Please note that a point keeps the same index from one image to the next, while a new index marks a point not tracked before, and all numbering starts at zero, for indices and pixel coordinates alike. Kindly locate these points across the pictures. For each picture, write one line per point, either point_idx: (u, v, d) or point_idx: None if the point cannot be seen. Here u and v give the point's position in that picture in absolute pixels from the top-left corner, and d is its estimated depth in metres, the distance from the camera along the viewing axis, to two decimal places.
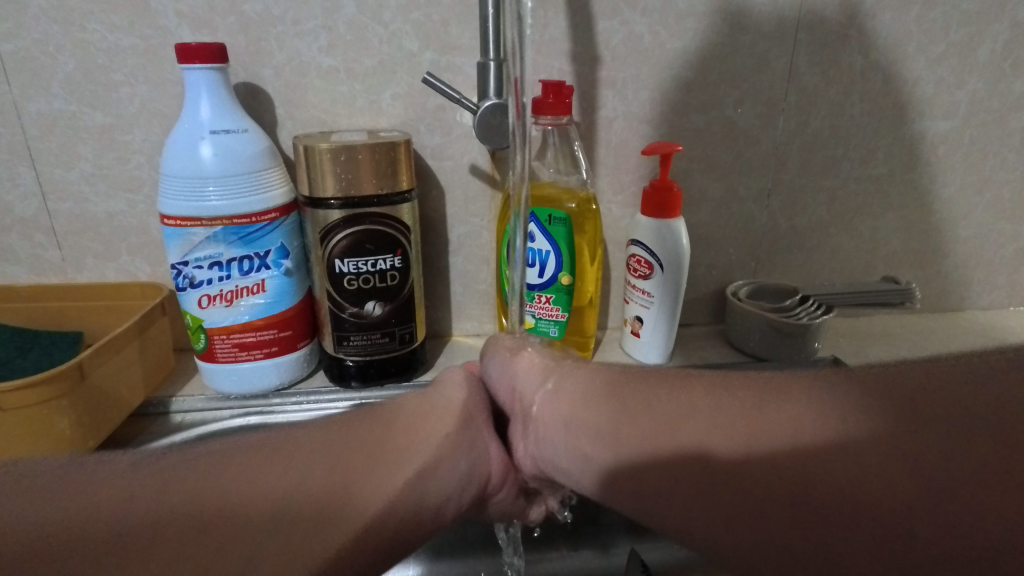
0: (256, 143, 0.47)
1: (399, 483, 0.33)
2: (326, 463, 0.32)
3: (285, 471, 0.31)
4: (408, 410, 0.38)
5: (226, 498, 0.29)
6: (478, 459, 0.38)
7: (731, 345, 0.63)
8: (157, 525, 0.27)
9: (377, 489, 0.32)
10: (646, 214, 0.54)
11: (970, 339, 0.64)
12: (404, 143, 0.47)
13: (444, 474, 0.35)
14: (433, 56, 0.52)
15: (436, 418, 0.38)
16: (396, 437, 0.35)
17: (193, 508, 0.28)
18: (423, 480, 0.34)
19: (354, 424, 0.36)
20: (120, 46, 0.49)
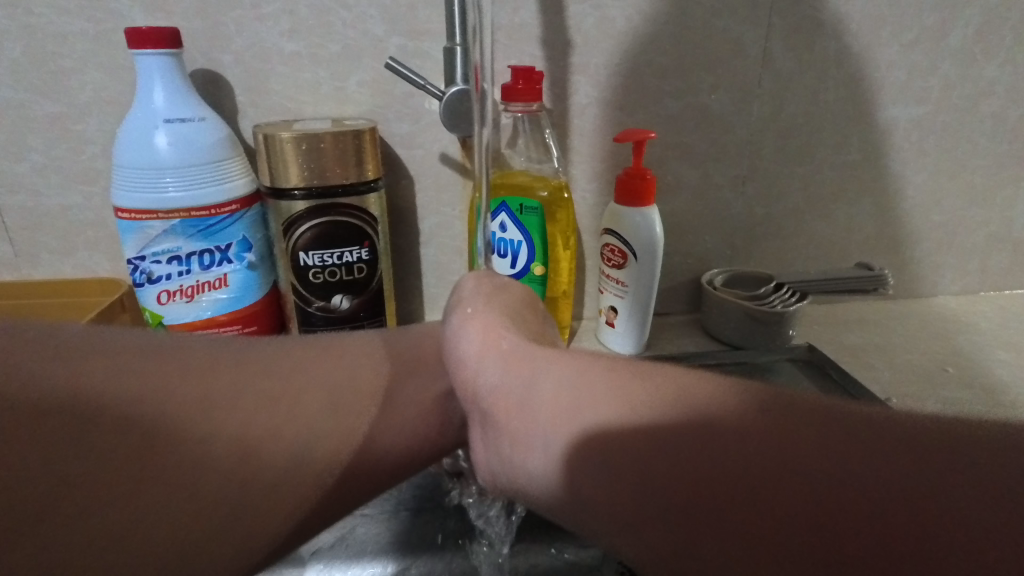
0: (215, 132, 0.45)
1: (425, 399, 0.40)
2: (370, 370, 0.39)
3: (339, 374, 0.38)
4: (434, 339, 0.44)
5: (291, 388, 0.35)
6: None
7: (707, 333, 0.62)
8: (238, 400, 0.33)
9: (410, 402, 0.39)
10: (619, 203, 0.53)
11: (942, 324, 0.65)
12: (369, 131, 0.46)
13: (461, 397, 0.42)
14: (400, 41, 0.51)
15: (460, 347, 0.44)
16: (429, 356, 0.41)
17: (266, 393, 0.34)
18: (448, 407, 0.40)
19: (392, 342, 0.42)
20: (69, 31, 0.47)
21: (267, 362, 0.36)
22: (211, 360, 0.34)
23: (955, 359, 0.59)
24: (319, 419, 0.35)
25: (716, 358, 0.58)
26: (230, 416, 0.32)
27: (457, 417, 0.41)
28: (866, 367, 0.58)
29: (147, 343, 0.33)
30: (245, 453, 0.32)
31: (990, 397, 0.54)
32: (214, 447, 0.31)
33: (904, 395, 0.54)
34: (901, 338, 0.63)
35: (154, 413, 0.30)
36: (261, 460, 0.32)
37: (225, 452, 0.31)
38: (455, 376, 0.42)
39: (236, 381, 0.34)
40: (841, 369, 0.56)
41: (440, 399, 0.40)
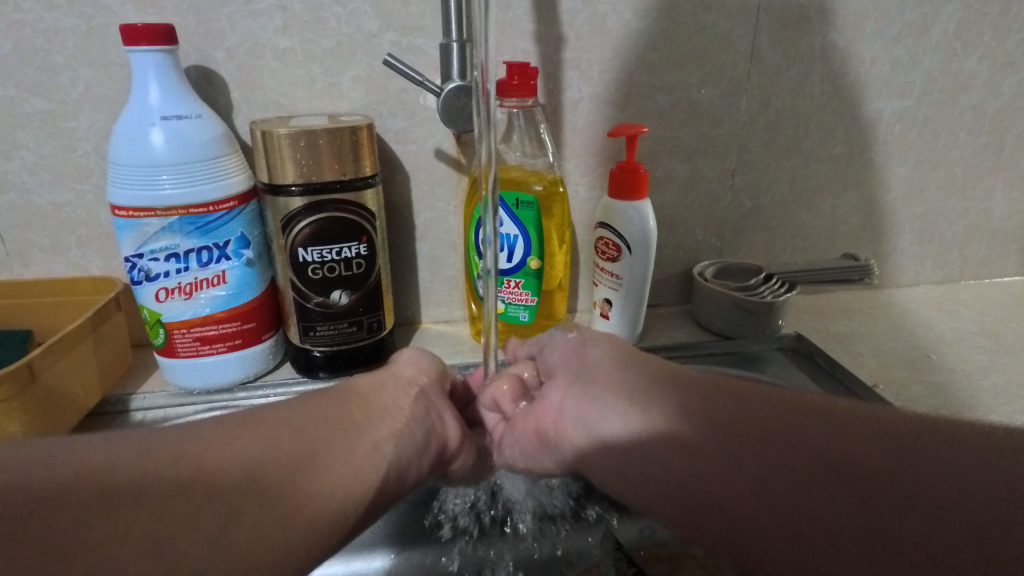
0: (212, 129, 0.45)
1: (357, 452, 0.36)
2: (293, 430, 0.34)
3: (257, 438, 0.33)
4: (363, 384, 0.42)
5: (213, 460, 0.30)
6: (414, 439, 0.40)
7: (697, 324, 0.64)
8: (146, 484, 0.27)
9: (343, 455, 0.35)
10: (612, 196, 0.54)
11: (925, 312, 0.67)
12: (365, 126, 0.46)
13: (399, 444, 0.39)
14: (394, 37, 0.51)
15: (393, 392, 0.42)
16: (354, 411, 0.38)
17: (183, 468, 0.29)
18: (383, 449, 0.38)
19: (311, 406, 0.37)
20: (59, 27, 0.46)
21: (179, 431, 0.31)
22: (116, 447, 0.29)
23: (937, 345, 0.61)
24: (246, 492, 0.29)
25: (708, 348, 0.59)
26: (142, 506, 0.26)
27: (394, 467, 0.38)
28: (852, 355, 0.59)
29: (29, 454, 0.27)
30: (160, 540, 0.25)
31: (971, 381, 0.55)
32: (112, 549, 0.24)
33: (890, 380, 0.55)
34: (886, 326, 0.64)
35: (54, 517, 0.24)
36: (182, 551, 0.26)
37: (139, 548, 0.25)
38: (387, 427, 0.39)
39: (149, 461, 0.28)
40: (829, 357, 0.58)
41: (371, 450, 0.37)
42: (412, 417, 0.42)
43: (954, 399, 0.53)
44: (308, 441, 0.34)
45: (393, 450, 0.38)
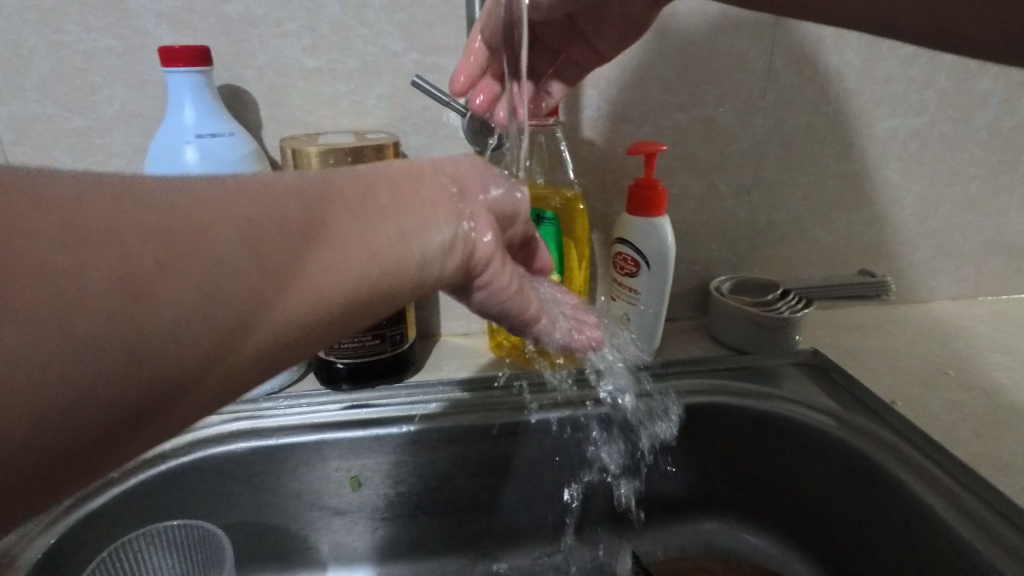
0: (243, 147, 0.46)
1: (379, 241, 0.27)
2: (276, 208, 0.24)
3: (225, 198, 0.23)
4: (396, 170, 0.30)
5: (167, 218, 0.21)
6: (442, 242, 0.29)
7: (713, 338, 0.64)
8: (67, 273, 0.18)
9: (357, 236, 0.26)
10: (630, 213, 0.55)
11: (938, 328, 0.67)
12: (391, 145, 0.47)
13: (426, 242, 0.28)
14: (418, 57, 0.52)
15: (422, 185, 0.30)
16: (380, 193, 0.28)
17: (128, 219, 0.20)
18: (405, 242, 0.27)
19: (323, 177, 0.27)
20: (97, 47, 0.48)
21: (41, 212, 0.19)
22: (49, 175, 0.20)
23: (954, 361, 0.61)
24: (221, 294, 0.21)
25: (723, 364, 0.60)
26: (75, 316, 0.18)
27: (414, 265, 0.28)
28: (868, 370, 0.59)
29: None
30: (71, 328, 0.18)
31: (990, 399, 0.55)
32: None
33: (907, 396, 0.56)
34: (902, 341, 0.64)
35: None
36: None
37: (48, 345, 0.18)
38: (414, 217, 0.28)
39: None
40: (846, 374, 0.57)
41: (394, 241, 0.27)
42: (441, 215, 0.29)
43: (974, 417, 0.52)
44: None
45: (417, 248, 0.28)
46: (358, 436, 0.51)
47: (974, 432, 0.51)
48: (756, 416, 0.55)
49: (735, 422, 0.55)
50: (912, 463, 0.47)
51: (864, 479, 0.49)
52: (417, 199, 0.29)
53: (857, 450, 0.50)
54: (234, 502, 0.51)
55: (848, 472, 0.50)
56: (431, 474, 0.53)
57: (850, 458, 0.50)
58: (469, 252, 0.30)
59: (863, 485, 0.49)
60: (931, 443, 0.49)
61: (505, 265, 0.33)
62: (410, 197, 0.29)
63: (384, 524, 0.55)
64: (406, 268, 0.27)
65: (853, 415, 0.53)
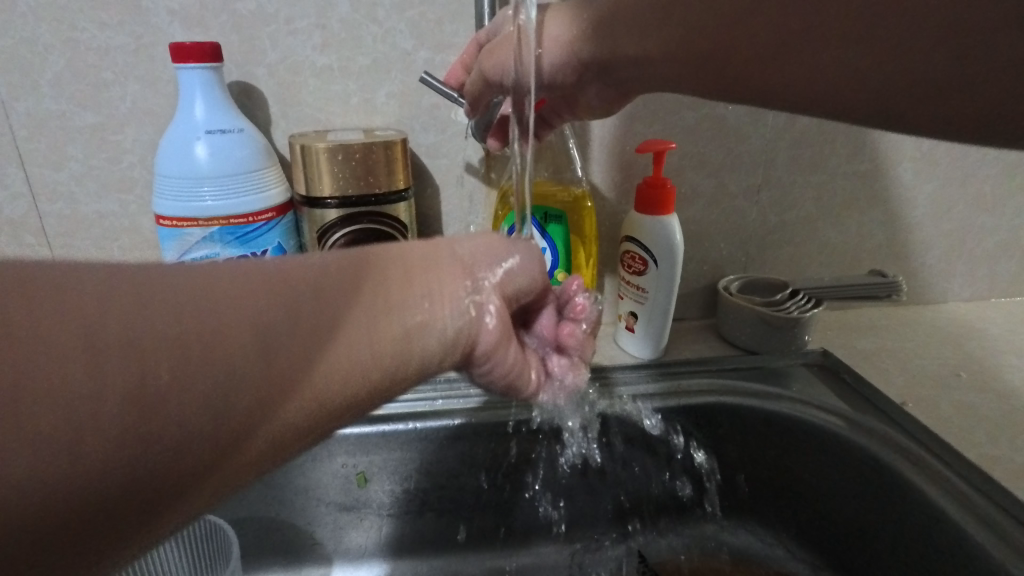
0: (253, 143, 0.46)
1: (384, 339, 0.27)
2: (289, 306, 0.24)
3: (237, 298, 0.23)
4: (412, 255, 0.30)
5: (178, 329, 0.21)
6: (447, 329, 0.29)
7: (722, 338, 0.64)
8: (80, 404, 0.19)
9: (364, 335, 0.26)
10: (638, 212, 0.54)
11: (950, 329, 0.66)
12: (400, 142, 0.47)
13: (431, 336, 0.28)
14: (427, 54, 0.52)
15: (434, 275, 0.29)
16: (389, 278, 0.28)
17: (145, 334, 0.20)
18: (408, 338, 0.27)
19: (338, 263, 0.27)
20: (111, 45, 0.49)
21: (60, 325, 0.19)
22: (72, 274, 0.21)
23: (967, 363, 0.60)
24: (225, 406, 0.22)
25: (732, 364, 0.59)
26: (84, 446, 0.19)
27: (415, 362, 0.28)
28: (878, 372, 0.59)
29: None
30: (79, 457, 0.19)
31: (1004, 401, 0.54)
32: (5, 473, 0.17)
33: (918, 398, 0.55)
34: (914, 343, 0.64)
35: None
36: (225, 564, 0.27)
37: (59, 482, 0.18)
38: (420, 307, 0.28)
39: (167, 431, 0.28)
40: (856, 374, 0.57)
41: (400, 340, 0.27)
42: (447, 299, 0.29)
43: (987, 420, 0.52)
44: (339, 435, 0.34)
45: (420, 344, 0.28)
46: (365, 432, 0.51)
47: (987, 435, 0.50)
48: (765, 417, 0.54)
49: (743, 424, 0.55)
50: (923, 466, 0.47)
51: (874, 481, 0.49)
52: (425, 293, 0.28)
53: (867, 453, 0.49)
54: (242, 497, 0.52)
55: (858, 475, 0.50)
56: (438, 472, 0.54)
57: (859, 461, 0.50)
58: (474, 338, 0.30)
59: (872, 488, 0.49)
60: (942, 445, 0.48)
61: (510, 349, 0.33)
62: (420, 279, 0.29)
63: (390, 521, 0.55)
64: (407, 363, 0.28)
65: (863, 417, 0.52)
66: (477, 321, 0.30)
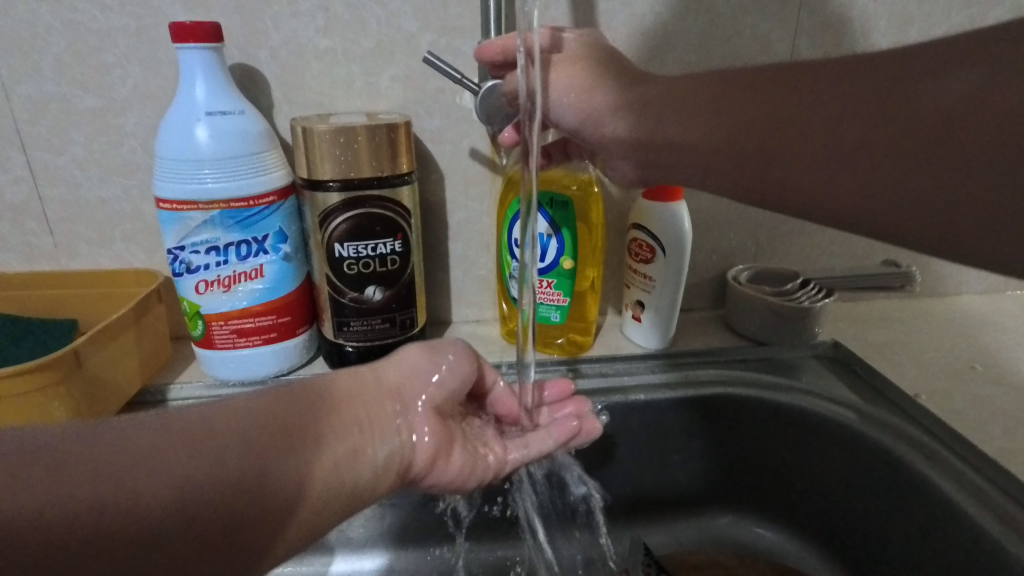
0: (254, 126, 0.46)
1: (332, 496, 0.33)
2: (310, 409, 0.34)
3: (204, 452, 0.28)
4: (341, 388, 0.37)
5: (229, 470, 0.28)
6: (399, 447, 0.37)
7: (731, 329, 0.63)
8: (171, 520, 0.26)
9: (296, 477, 0.31)
10: (646, 198, 0.53)
11: (966, 321, 0.65)
12: (403, 125, 0.46)
13: (374, 451, 0.36)
14: (432, 38, 0.51)
15: (369, 399, 0.38)
16: (322, 425, 0.34)
17: (141, 526, 0.25)
18: (354, 465, 0.34)
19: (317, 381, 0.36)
20: (112, 26, 0.48)
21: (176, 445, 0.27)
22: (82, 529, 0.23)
23: (982, 356, 0.59)
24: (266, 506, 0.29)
25: (740, 355, 0.58)
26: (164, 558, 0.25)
27: (350, 488, 0.34)
28: (891, 364, 0.58)
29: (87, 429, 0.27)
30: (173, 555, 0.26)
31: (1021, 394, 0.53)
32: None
33: (932, 390, 0.54)
34: (928, 335, 0.62)
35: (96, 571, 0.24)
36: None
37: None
38: (352, 446, 0.35)
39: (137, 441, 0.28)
40: (868, 366, 0.56)
41: (334, 468, 0.33)
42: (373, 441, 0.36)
43: (1003, 413, 0.50)
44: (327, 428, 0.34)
45: (354, 472, 0.34)
46: None
47: (1003, 428, 0.49)
48: (773, 409, 0.53)
49: (752, 416, 0.54)
50: (937, 459, 0.46)
51: (885, 474, 0.48)
52: (356, 422, 0.36)
53: (877, 445, 0.48)
54: None
55: (868, 467, 0.49)
56: None
57: (869, 453, 0.49)
58: (409, 458, 0.38)
59: (883, 481, 0.48)
60: (956, 438, 0.47)
61: (450, 457, 0.41)
62: (353, 418, 0.36)
63: (392, 511, 0.54)
64: (342, 488, 0.33)
65: (874, 409, 0.51)
66: (411, 441, 0.38)
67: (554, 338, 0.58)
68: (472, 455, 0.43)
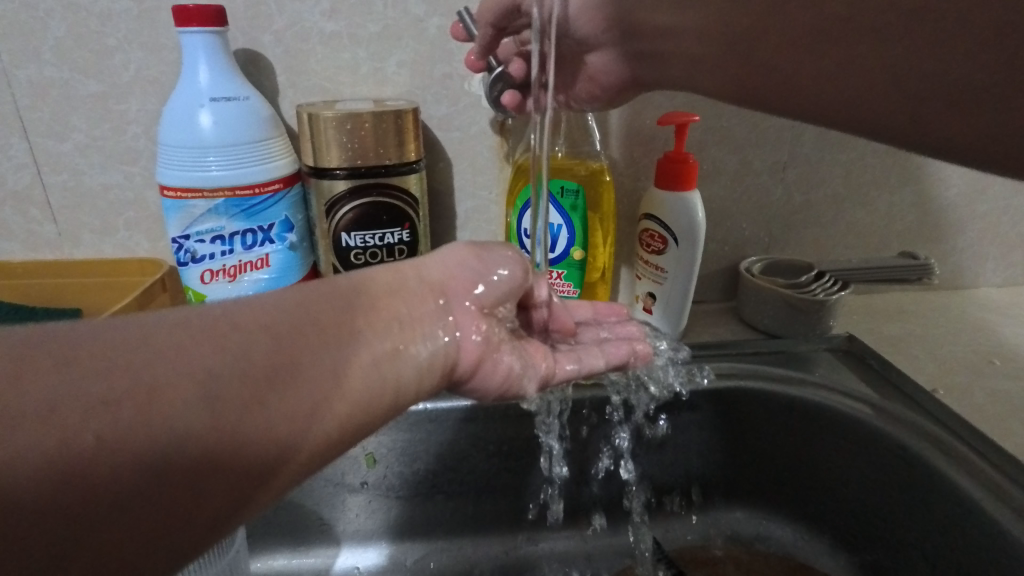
0: (258, 112, 0.45)
1: (372, 399, 0.30)
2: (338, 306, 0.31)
3: (224, 349, 0.26)
4: (378, 283, 0.34)
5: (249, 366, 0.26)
6: (440, 349, 0.34)
7: (743, 321, 0.62)
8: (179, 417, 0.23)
9: (330, 372, 0.28)
10: (658, 188, 0.52)
11: (984, 315, 0.63)
12: (411, 111, 0.45)
13: (412, 353, 0.32)
14: (440, 21, 0.50)
15: (408, 299, 0.34)
16: (358, 317, 0.31)
17: (161, 417, 0.23)
18: (387, 369, 0.31)
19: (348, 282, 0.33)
20: (113, 10, 0.47)
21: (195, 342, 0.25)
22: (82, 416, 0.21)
23: (1001, 350, 0.58)
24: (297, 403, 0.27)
25: (753, 347, 0.57)
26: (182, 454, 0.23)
27: (393, 388, 0.31)
28: (908, 358, 0.56)
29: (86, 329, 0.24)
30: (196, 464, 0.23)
31: None
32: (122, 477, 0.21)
33: (950, 385, 0.53)
34: (944, 328, 0.61)
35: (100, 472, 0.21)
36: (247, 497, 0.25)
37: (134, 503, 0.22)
38: (388, 342, 0.32)
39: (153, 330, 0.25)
40: (883, 360, 0.55)
41: (370, 367, 0.30)
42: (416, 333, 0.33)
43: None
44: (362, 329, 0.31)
45: (395, 371, 0.31)
46: None
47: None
48: (788, 402, 0.52)
49: (765, 409, 0.53)
50: (956, 456, 0.44)
51: (900, 469, 0.47)
52: (397, 318, 0.33)
53: (893, 440, 0.47)
54: None
55: (882, 462, 0.48)
56: (449, 451, 0.52)
57: (884, 448, 0.48)
58: (453, 357, 0.35)
59: (898, 477, 0.47)
60: (973, 433, 0.46)
61: (500, 358, 0.37)
62: (389, 315, 0.33)
63: (399, 502, 0.54)
64: (384, 390, 0.31)
65: (890, 403, 0.50)
66: (457, 340, 0.35)
67: None
68: (522, 360, 0.39)
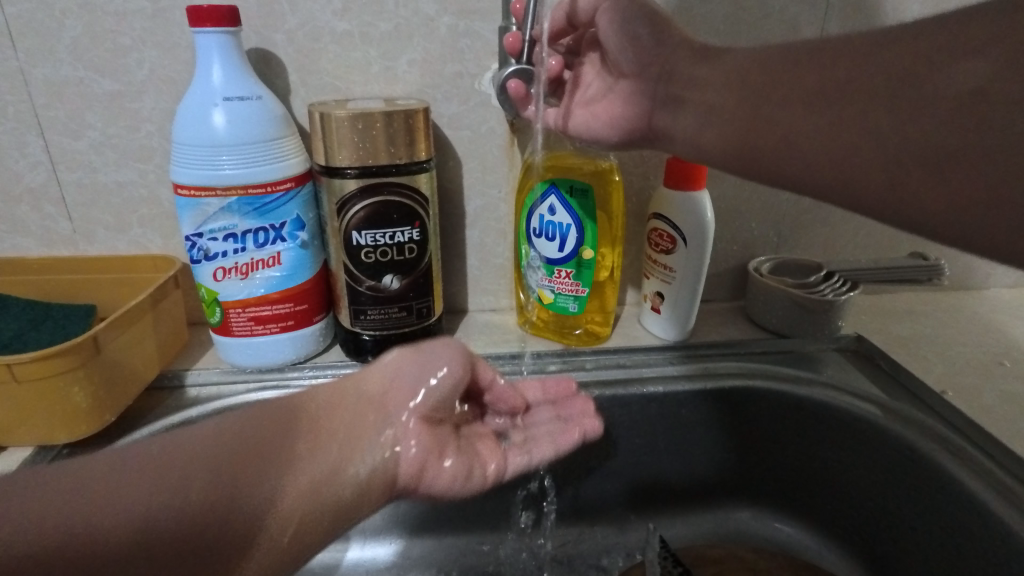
0: (271, 111, 0.45)
1: (306, 517, 0.31)
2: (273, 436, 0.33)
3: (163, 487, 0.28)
4: (318, 401, 0.36)
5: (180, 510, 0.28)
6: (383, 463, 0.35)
7: (752, 320, 0.61)
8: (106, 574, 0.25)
9: (265, 499, 0.30)
10: (668, 187, 0.52)
11: (994, 316, 0.63)
12: (422, 110, 0.46)
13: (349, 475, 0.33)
14: (451, 20, 0.50)
15: (344, 413, 0.35)
16: (296, 442, 0.33)
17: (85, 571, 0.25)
18: (322, 490, 0.32)
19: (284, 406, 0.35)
20: (128, 9, 0.47)
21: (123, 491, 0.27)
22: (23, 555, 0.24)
23: (1011, 352, 0.57)
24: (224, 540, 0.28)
25: (761, 347, 0.57)
26: None
27: (333, 507, 0.33)
28: (918, 359, 0.56)
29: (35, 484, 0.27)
30: None
31: None
32: None
33: (959, 386, 0.52)
34: (955, 330, 0.61)
35: None
36: None
37: None
38: (326, 463, 0.33)
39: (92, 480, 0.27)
40: (892, 360, 0.55)
41: (306, 491, 0.32)
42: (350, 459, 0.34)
43: None
44: (301, 447, 0.33)
45: (335, 491, 0.33)
46: None
47: None
48: (797, 402, 0.52)
49: (773, 409, 0.53)
50: (964, 457, 0.45)
51: (907, 470, 0.47)
52: (333, 438, 0.34)
53: (901, 441, 0.47)
54: None
55: (889, 462, 0.48)
56: None
57: (892, 449, 0.48)
58: (395, 474, 0.35)
59: (905, 477, 0.47)
60: (982, 435, 0.46)
61: (443, 465, 0.38)
62: (325, 433, 0.34)
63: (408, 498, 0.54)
64: (323, 510, 0.32)
65: (899, 403, 0.50)
66: (396, 455, 0.35)
67: (571, 328, 0.57)
68: (466, 462, 0.39)
